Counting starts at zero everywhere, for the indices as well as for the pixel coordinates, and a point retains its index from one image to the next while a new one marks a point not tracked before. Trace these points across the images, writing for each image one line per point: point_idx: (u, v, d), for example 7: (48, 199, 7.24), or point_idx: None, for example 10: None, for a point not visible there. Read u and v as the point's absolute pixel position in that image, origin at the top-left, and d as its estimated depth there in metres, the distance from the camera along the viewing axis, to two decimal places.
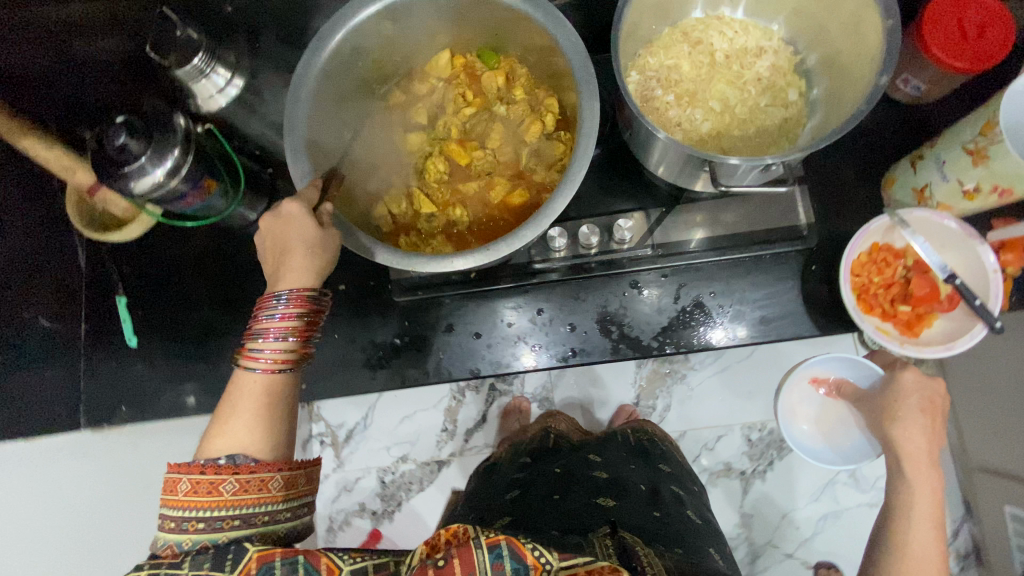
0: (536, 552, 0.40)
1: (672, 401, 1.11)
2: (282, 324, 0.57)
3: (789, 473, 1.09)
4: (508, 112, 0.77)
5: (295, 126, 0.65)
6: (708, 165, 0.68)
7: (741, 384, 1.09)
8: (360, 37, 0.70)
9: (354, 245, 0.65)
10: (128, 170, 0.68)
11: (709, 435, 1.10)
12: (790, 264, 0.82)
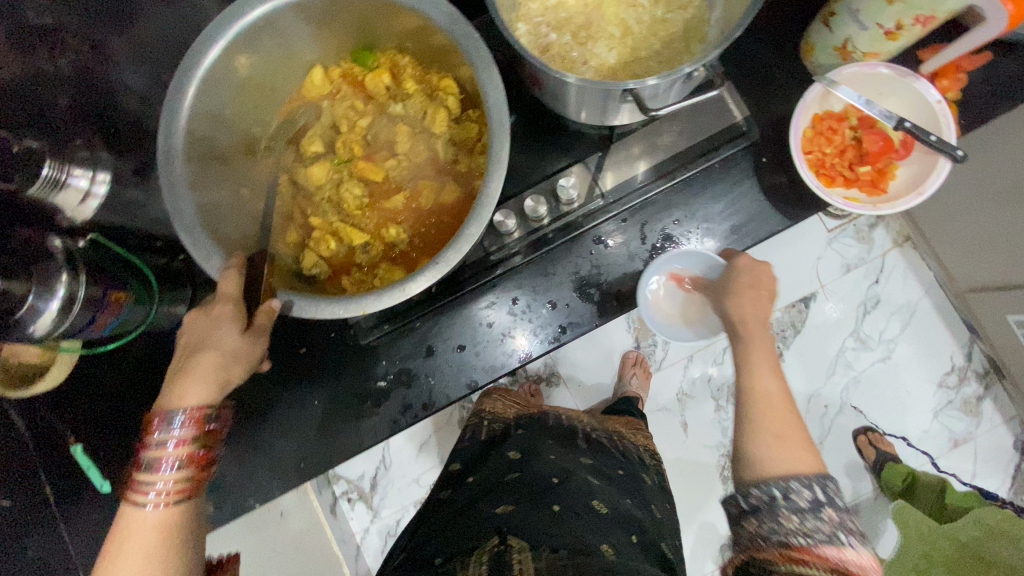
0: None
1: (669, 333, 1.15)
2: (178, 455, 0.53)
3: (797, 359, 1.21)
4: (406, 109, 0.70)
5: (181, 202, 0.58)
6: (629, 95, 0.62)
7: None
8: (215, 83, 0.62)
9: (293, 308, 0.59)
10: (18, 317, 0.60)
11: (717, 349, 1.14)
12: (741, 164, 0.78)
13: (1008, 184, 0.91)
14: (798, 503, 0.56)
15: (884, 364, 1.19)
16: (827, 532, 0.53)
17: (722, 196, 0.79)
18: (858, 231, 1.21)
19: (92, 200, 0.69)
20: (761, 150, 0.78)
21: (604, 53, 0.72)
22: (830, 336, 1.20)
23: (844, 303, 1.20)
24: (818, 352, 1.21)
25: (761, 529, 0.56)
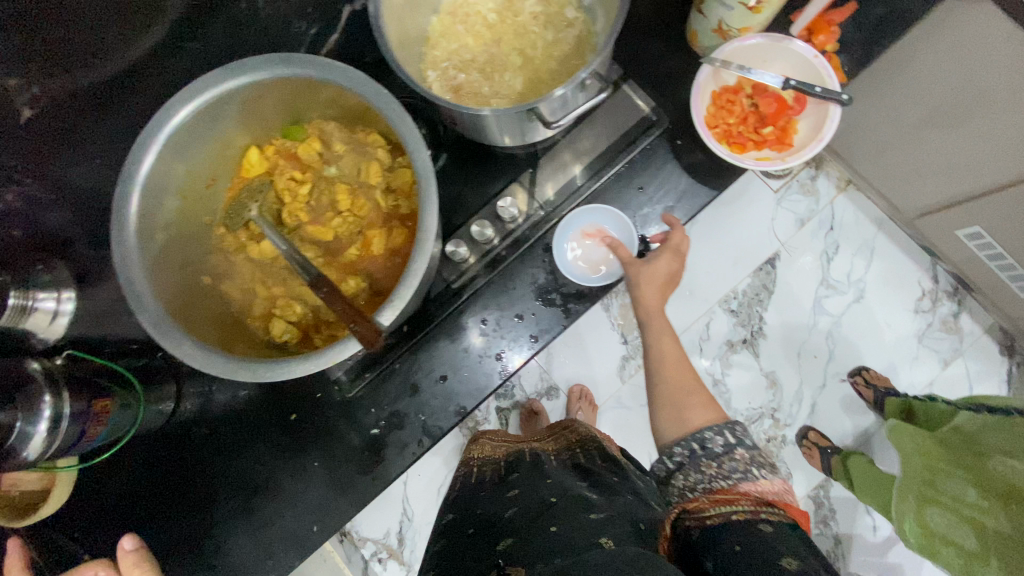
0: None
1: None
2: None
3: (779, 317, 1.25)
4: (340, 169, 0.75)
5: (145, 302, 0.61)
6: (535, 113, 0.68)
7: (697, 271, 1.25)
8: (156, 185, 0.66)
9: (261, 374, 0.60)
10: (10, 445, 0.64)
11: (699, 327, 1.25)
12: (661, 150, 0.84)
13: (920, 115, 0.98)
14: (713, 450, 0.70)
15: (858, 303, 1.24)
16: (742, 470, 0.67)
17: (651, 183, 0.84)
18: (802, 184, 1.27)
19: (63, 319, 0.73)
20: (677, 134, 0.83)
21: (511, 80, 0.78)
22: (797, 288, 1.25)
23: (804, 253, 1.26)
24: (796, 307, 1.25)
25: (689, 483, 0.68)
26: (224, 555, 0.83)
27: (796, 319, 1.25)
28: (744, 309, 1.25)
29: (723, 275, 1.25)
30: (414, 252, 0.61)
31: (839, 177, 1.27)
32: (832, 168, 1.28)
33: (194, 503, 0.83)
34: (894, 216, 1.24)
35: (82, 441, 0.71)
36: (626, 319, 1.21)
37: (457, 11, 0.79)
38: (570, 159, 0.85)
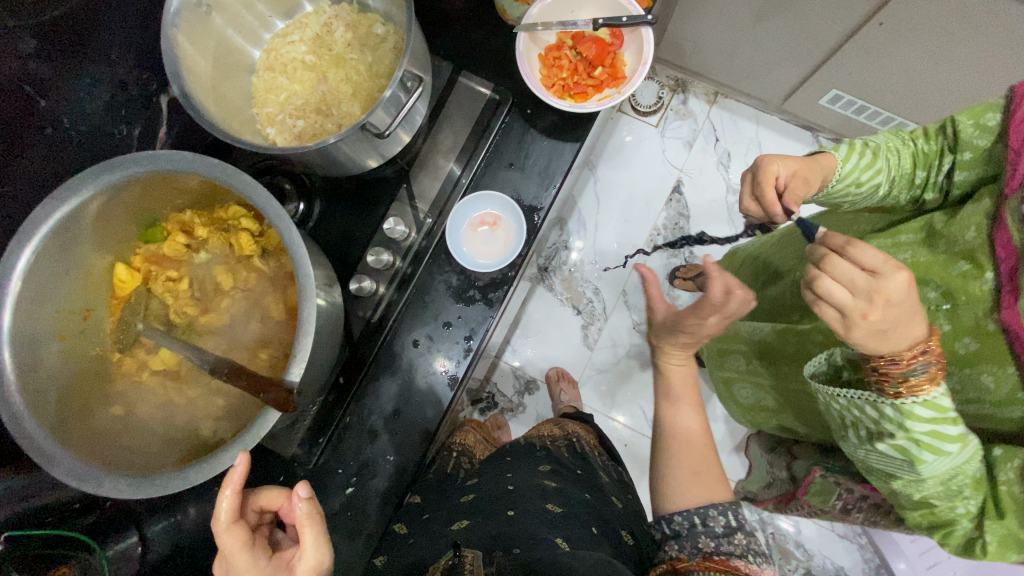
0: None
1: (594, 283, 1.31)
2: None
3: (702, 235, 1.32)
4: (214, 250, 0.73)
5: (51, 454, 0.58)
6: (367, 128, 0.68)
7: (615, 226, 1.34)
8: (25, 335, 0.63)
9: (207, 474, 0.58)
10: None
11: (638, 274, 1.32)
12: (515, 122, 0.86)
13: (747, 12, 1.04)
14: (715, 529, 0.63)
15: None
16: (742, 551, 0.61)
17: (518, 156, 0.87)
18: (678, 110, 1.37)
19: None
20: (523, 104, 0.86)
21: (352, 110, 0.78)
22: (703, 204, 1.33)
23: (701, 171, 1.35)
24: (713, 221, 1.33)
25: (685, 551, 0.63)
26: None
27: (720, 231, 1.32)
28: (670, 240, 1.32)
29: (637, 220, 1.34)
30: (300, 299, 0.60)
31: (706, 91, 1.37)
32: (699, 87, 1.38)
33: None
34: (766, 108, 1.34)
35: None
36: (571, 290, 1.31)
37: (274, 66, 0.80)
38: (439, 162, 0.86)
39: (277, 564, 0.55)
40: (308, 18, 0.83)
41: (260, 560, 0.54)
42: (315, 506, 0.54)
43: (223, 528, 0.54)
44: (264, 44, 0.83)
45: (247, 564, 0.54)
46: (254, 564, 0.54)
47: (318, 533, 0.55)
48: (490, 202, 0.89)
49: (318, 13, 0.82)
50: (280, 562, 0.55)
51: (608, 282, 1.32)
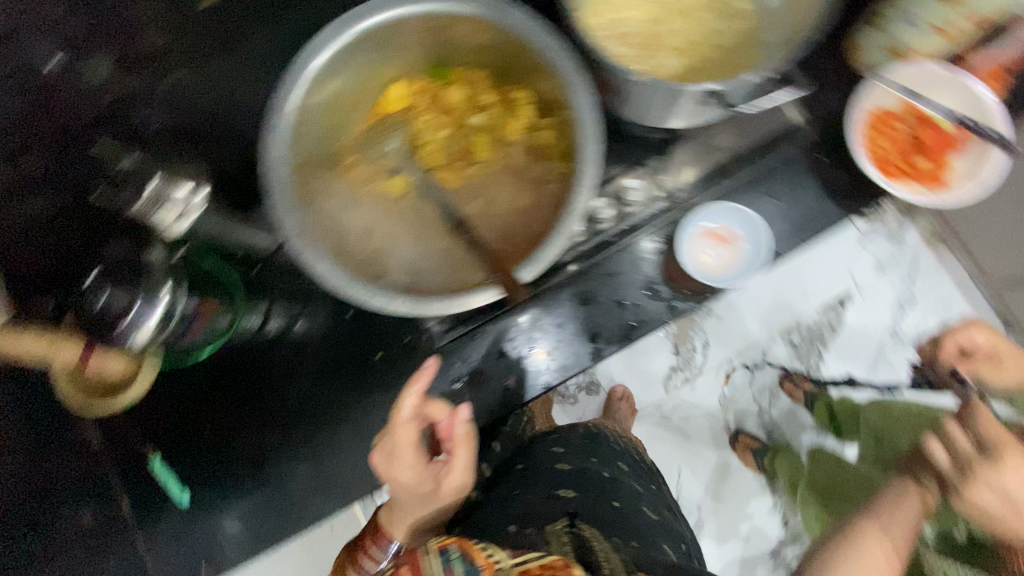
0: (487, 553, 0.41)
1: (708, 335, 1.19)
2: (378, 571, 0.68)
3: (835, 355, 1.21)
4: (484, 118, 0.74)
5: (288, 213, 0.61)
6: (714, 96, 0.65)
7: (763, 297, 1.18)
8: (313, 99, 0.66)
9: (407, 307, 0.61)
10: (124, 325, 0.67)
11: (754, 353, 1.21)
12: (802, 161, 0.80)
13: None
14: None
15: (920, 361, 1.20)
16: None
17: (783, 193, 0.81)
18: (890, 230, 1.18)
19: (183, 223, 0.69)
20: (818, 148, 0.80)
21: (668, 63, 0.75)
22: (864, 335, 1.21)
23: (879, 304, 1.19)
24: (856, 349, 1.21)
25: None
26: (286, 472, 0.88)
27: (855, 362, 1.21)
28: (804, 342, 1.21)
29: (789, 305, 1.19)
30: (566, 214, 0.60)
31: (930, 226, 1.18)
32: (924, 219, 1.18)
33: (263, 420, 0.87)
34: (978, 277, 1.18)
35: (186, 331, 0.76)
36: (683, 330, 1.19)
37: None
38: (704, 155, 0.82)
39: (430, 474, 0.63)
40: None
41: (420, 464, 0.62)
42: (468, 437, 0.64)
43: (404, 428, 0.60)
44: None
45: (410, 466, 0.61)
46: (415, 467, 0.61)
47: (464, 461, 0.64)
48: (732, 218, 0.82)
49: None
50: (433, 472, 0.63)
51: (722, 343, 1.20)
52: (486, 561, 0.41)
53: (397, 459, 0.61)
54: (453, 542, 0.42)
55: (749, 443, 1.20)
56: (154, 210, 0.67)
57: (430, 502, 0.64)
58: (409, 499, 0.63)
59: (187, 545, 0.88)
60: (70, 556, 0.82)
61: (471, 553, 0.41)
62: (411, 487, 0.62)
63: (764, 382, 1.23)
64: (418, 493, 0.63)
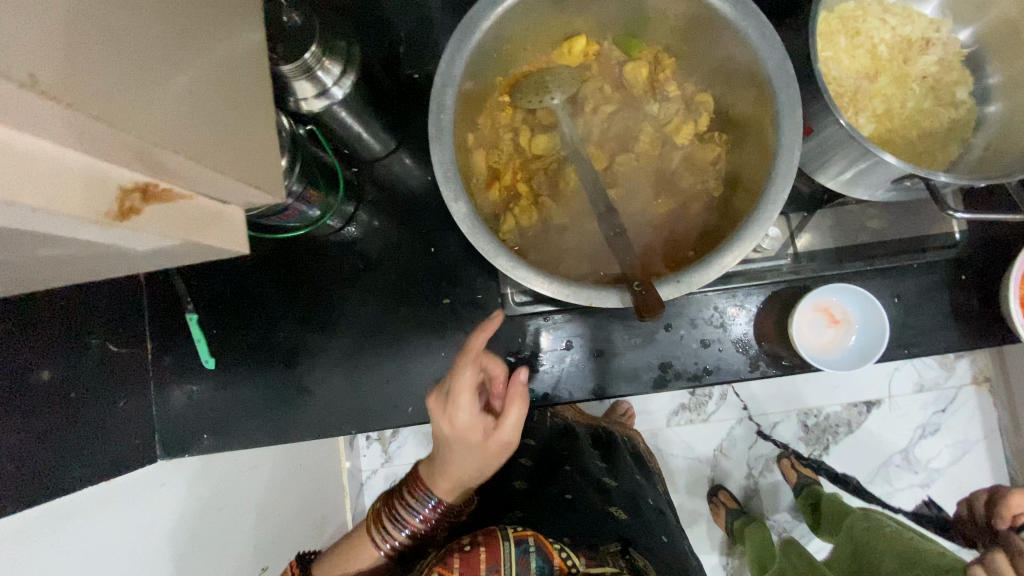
0: (560, 555, 0.59)
1: (728, 388, 1.16)
2: (419, 524, 0.68)
3: (846, 455, 1.16)
4: (657, 109, 0.69)
5: (442, 135, 0.57)
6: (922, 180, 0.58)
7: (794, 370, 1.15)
8: (502, 26, 0.61)
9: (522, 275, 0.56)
10: None
11: (765, 422, 1.16)
12: (940, 274, 0.76)
13: None
14: None
15: (925, 491, 1.14)
16: None
17: (910, 298, 0.77)
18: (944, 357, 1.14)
19: (325, 100, 0.64)
20: (963, 268, 0.76)
21: (861, 125, 0.69)
22: (879, 449, 1.15)
23: (904, 421, 1.14)
24: (869, 456, 1.15)
25: None
26: (311, 382, 0.84)
27: (862, 468, 1.16)
28: (817, 430, 1.16)
29: (819, 388, 1.15)
30: (726, 245, 0.55)
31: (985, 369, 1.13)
32: (982, 359, 1.13)
33: (309, 319, 0.85)
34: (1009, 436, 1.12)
35: (279, 215, 0.69)
36: None
37: (852, 23, 0.70)
38: (849, 229, 0.77)
39: (482, 423, 0.62)
40: (917, 16, 0.72)
41: (473, 410, 0.61)
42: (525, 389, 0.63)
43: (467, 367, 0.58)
44: None
45: (467, 408, 0.60)
46: (470, 413, 0.60)
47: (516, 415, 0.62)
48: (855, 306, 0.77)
49: (929, 23, 0.72)
50: (487, 424, 0.62)
51: (739, 399, 1.16)
52: (560, 562, 0.59)
53: (456, 407, 0.60)
54: (531, 538, 0.59)
55: (726, 502, 1.14)
56: (301, 77, 0.61)
57: (479, 454, 0.63)
58: (456, 449, 0.63)
59: (194, 409, 0.85)
60: (88, 380, 0.74)
61: (548, 552, 0.59)
62: (460, 436, 0.62)
63: (761, 453, 1.17)
64: (465, 443, 0.62)
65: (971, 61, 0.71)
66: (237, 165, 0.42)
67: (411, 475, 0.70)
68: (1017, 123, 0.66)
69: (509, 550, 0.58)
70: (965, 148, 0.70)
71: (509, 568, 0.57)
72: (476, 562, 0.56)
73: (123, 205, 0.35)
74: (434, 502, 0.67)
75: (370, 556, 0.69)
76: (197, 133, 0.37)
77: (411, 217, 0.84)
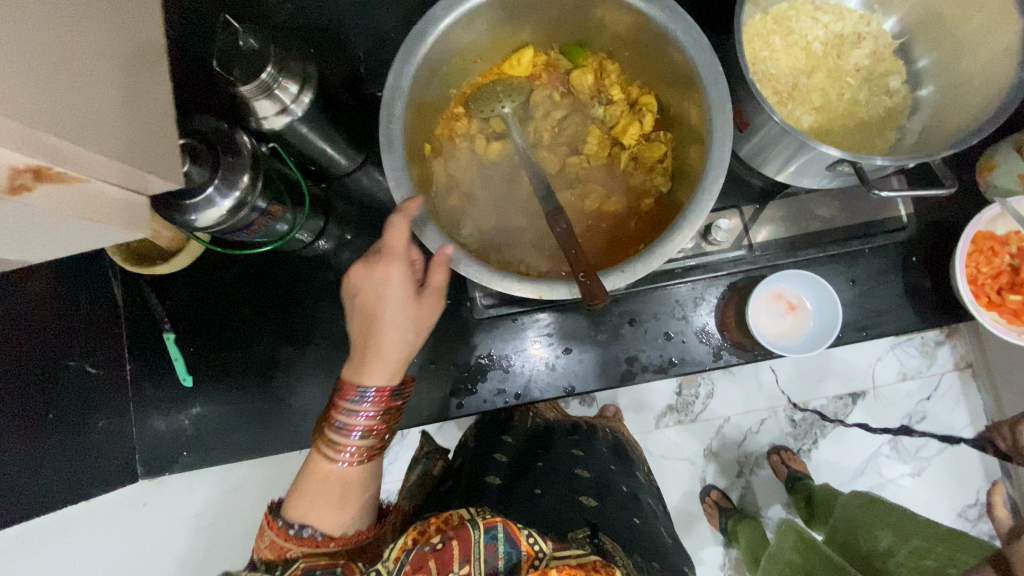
0: (529, 540, 0.52)
1: (712, 388, 1.16)
2: (368, 422, 0.57)
3: (833, 447, 1.16)
4: (605, 113, 0.72)
5: (393, 145, 0.60)
6: (852, 165, 0.61)
7: (774, 366, 1.15)
8: (448, 40, 0.64)
9: (483, 278, 0.59)
10: (191, 203, 0.62)
11: (751, 420, 1.16)
12: (891, 257, 0.79)
13: None
14: None
15: (915, 481, 1.14)
16: None
17: (865, 282, 0.79)
18: (924, 344, 1.14)
19: (285, 118, 0.68)
20: (913, 250, 0.79)
21: (801, 117, 0.72)
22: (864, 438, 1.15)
23: (888, 409, 1.14)
24: (857, 446, 1.15)
25: None
26: (288, 394, 0.86)
27: (848, 459, 1.15)
28: (804, 426, 1.16)
29: (800, 383, 1.15)
30: (667, 234, 0.59)
31: (964, 355, 1.13)
32: (961, 345, 1.14)
33: (284, 331, 0.87)
34: (995, 422, 1.11)
35: (243, 231, 0.71)
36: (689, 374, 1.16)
37: (785, 23, 0.73)
38: (803, 218, 0.79)
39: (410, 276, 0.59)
40: (848, 13, 0.75)
41: (404, 261, 0.59)
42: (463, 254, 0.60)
43: (398, 218, 0.58)
44: None
45: (402, 260, 0.59)
46: (397, 265, 0.58)
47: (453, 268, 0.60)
48: (807, 290, 0.80)
49: (859, 19, 0.75)
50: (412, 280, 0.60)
51: (723, 399, 1.16)
52: (528, 547, 0.51)
53: (390, 254, 0.58)
54: (499, 522, 0.52)
55: (718, 501, 1.14)
56: (258, 98, 0.64)
57: (416, 312, 0.59)
58: (398, 313, 0.58)
59: (173, 428, 0.86)
60: (65, 402, 0.76)
61: (516, 536, 0.52)
62: (406, 302, 0.58)
63: (749, 450, 1.17)
64: (397, 297, 0.58)
65: (902, 51, 0.75)
66: (139, 157, 0.46)
67: (315, 464, 0.58)
68: (945, 108, 0.69)
69: (476, 539, 0.51)
70: (903, 135, 0.73)
71: (476, 558, 0.50)
72: (447, 556, 0.50)
73: (17, 183, 0.36)
74: (374, 391, 0.57)
75: (332, 509, 0.56)
76: (91, 129, 0.40)
77: (379, 228, 0.87)
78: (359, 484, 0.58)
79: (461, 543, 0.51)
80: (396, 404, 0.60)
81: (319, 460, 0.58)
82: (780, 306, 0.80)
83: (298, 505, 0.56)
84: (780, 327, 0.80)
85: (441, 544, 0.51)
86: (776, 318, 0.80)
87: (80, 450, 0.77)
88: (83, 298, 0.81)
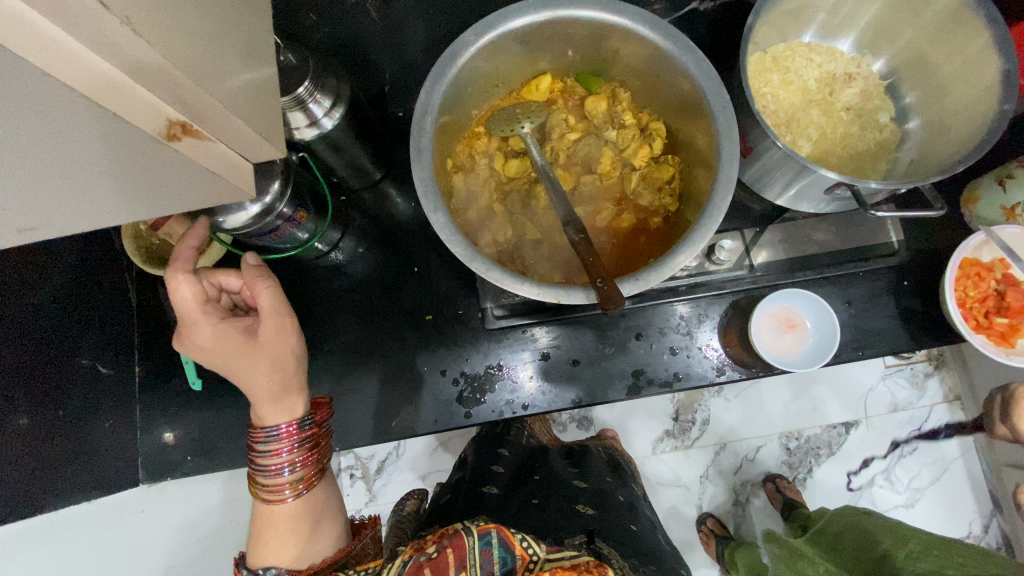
0: (524, 544, 0.53)
1: (709, 413, 1.18)
2: (290, 457, 0.62)
3: (828, 476, 1.16)
4: (617, 136, 0.77)
5: (422, 156, 0.64)
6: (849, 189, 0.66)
7: (769, 392, 1.18)
8: (475, 64, 0.69)
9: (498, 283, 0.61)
10: (221, 208, 0.63)
11: (748, 446, 1.18)
12: (882, 281, 0.83)
13: None
14: None
15: (910, 511, 1.14)
16: None
17: (860, 304, 0.83)
18: (915, 375, 1.18)
19: (315, 130, 0.71)
20: (904, 275, 0.83)
21: (801, 147, 0.77)
22: (860, 467, 1.16)
23: (883, 437, 1.16)
24: (852, 474, 1.16)
25: None
26: None
27: (843, 488, 1.16)
28: (799, 453, 1.17)
29: (796, 408, 1.17)
30: (678, 247, 0.62)
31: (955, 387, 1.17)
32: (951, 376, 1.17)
33: None
34: (986, 452, 1.13)
35: (269, 237, 0.73)
36: (687, 397, 1.18)
37: (783, 62, 0.80)
38: (800, 243, 0.83)
39: (236, 327, 0.60)
40: (839, 55, 0.82)
41: (216, 320, 0.59)
42: (265, 270, 0.62)
43: (177, 281, 0.57)
44: (789, 39, 0.83)
45: (208, 321, 0.59)
46: (213, 325, 0.59)
47: (274, 287, 0.61)
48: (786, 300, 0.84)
49: (850, 61, 0.82)
50: (240, 328, 0.61)
51: (720, 424, 1.18)
52: (522, 552, 0.52)
53: (192, 326, 0.59)
54: (494, 529, 0.53)
55: (714, 529, 1.13)
56: (292, 109, 0.68)
57: (265, 356, 0.60)
58: (252, 368, 0.60)
59: (178, 433, 0.86)
60: (74, 402, 0.76)
61: (510, 541, 0.53)
62: (251, 353, 0.60)
63: (746, 477, 1.17)
64: (237, 354, 0.59)
65: (890, 90, 0.82)
66: (268, 130, 0.45)
67: (260, 515, 0.63)
68: (932, 143, 0.75)
69: (471, 546, 0.52)
70: (893, 167, 0.78)
71: (472, 565, 0.51)
72: (441, 565, 0.50)
73: (170, 131, 0.34)
74: (280, 428, 0.62)
75: (290, 544, 0.61)
76: (237, 96, 0.39)
77: (392, 241, 0.90)
78: (306, 513, 0.63)
79: (457, 552, 0.51)
80: (309, 430, 0.64)
81: (261, 509, 0.63)
82: (779, 327, 0.83)
83: (259, 554, 0.61)
84: (787, 341, 0.83)
85: (435, 553, 0.51)
86: (783, 338, 0.83)
87: (83, 452, 0.77)
88: (100, 299, 0.83)
